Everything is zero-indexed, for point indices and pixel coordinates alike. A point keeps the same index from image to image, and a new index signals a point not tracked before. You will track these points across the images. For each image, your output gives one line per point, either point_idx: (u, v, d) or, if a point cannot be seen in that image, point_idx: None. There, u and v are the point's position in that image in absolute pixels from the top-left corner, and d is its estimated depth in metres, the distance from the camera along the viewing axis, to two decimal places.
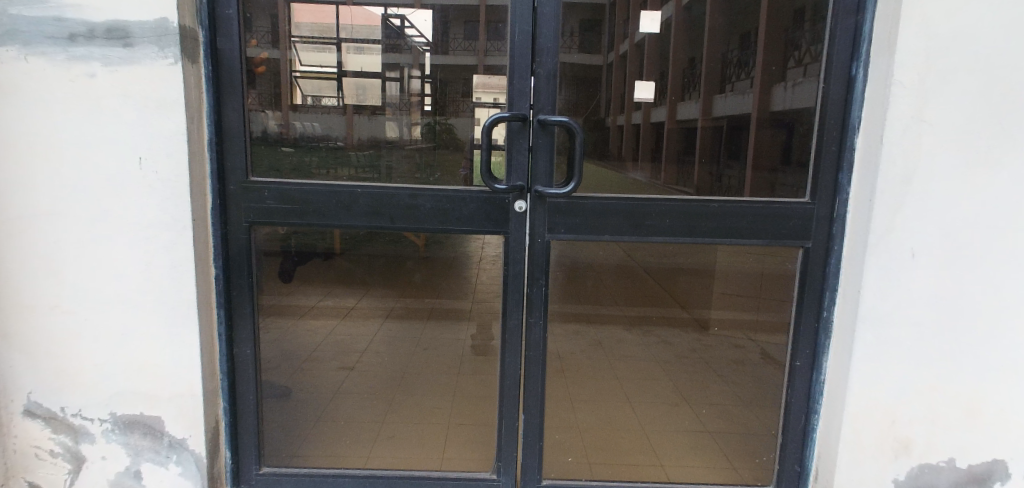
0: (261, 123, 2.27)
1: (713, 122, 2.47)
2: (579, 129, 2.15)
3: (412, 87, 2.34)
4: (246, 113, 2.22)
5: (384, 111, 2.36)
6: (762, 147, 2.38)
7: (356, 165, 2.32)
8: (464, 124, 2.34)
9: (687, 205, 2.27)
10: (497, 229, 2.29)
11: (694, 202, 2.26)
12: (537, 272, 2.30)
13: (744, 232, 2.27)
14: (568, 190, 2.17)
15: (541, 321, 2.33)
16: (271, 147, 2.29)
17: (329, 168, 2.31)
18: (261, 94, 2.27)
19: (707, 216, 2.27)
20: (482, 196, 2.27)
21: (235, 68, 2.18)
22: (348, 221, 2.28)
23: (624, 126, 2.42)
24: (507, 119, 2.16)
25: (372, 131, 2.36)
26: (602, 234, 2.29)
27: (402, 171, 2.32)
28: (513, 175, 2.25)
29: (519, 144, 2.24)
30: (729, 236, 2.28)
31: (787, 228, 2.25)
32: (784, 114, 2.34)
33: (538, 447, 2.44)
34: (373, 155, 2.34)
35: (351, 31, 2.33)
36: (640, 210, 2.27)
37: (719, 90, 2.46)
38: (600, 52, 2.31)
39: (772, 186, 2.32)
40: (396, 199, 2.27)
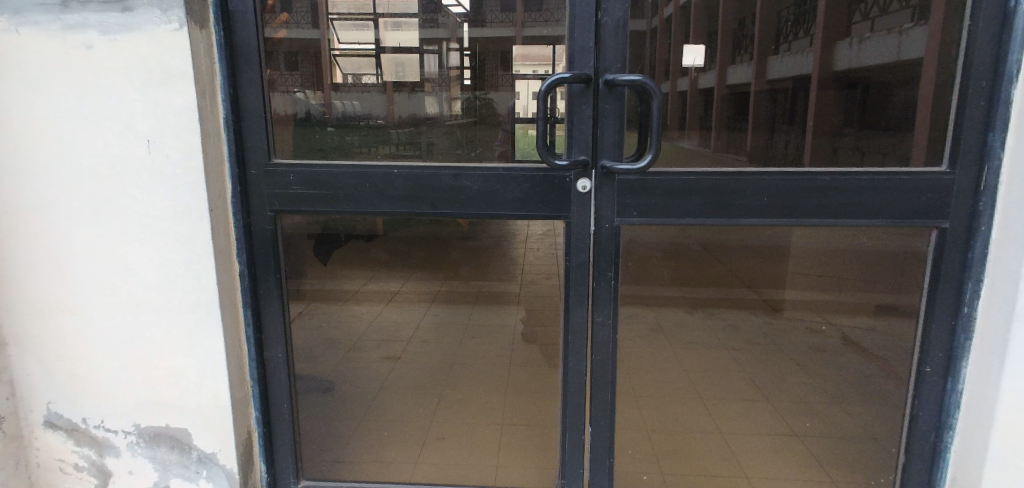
0: (302, 110, 2.07)
1: (764, 89, 2.18)
2: (655, 90, 1.80)
3: (450, 61, 2.07)
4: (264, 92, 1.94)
5: (449, 88, 2.10)
6: (822, 111, 2.19)
7: (400, 142, 2.06)
8: (503, 98, 2.05)
9: (789, 179, 1.91)
10: (557, 212, 1.97)
11: (799, 174, 1.91)
12: (604, 263, 1.97)
13: (859, 210, 1.91)
14: (640, 168, 1.83)
15: (609, 319, 2.01)
16: (313, 128, 2.07)
17: (371, 147, 2.05)
18: (318, 79, 2.08)
19: (813, 193, 1.91)
20: (538, 176, 1.95)
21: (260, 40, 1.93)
22: (382, 208, 1.99)
23: (670, 95, 2.01)
24: (570, 80, 1.83)
25: (411, 109, 2.12)
26: (681, 217, 1.95)
27: (444, 148, 2.05)
28: (574, 147, 1.93)
29: (576, 112, 1.90)
30: (842, 216, 1.92)
31: (920, 204, 1.88)
32: (850, 73, 2.23)
33: (608, 462, 2.13)
34: (413, 131, 2.08)
35: (386, 6, 2.09)
36: (726, 187, 1.93)
37: (772, 50, 2.21)
38: (643, 16, 1.89)
39: (835, 150, 2.03)
40: (438, 182, 1.97)
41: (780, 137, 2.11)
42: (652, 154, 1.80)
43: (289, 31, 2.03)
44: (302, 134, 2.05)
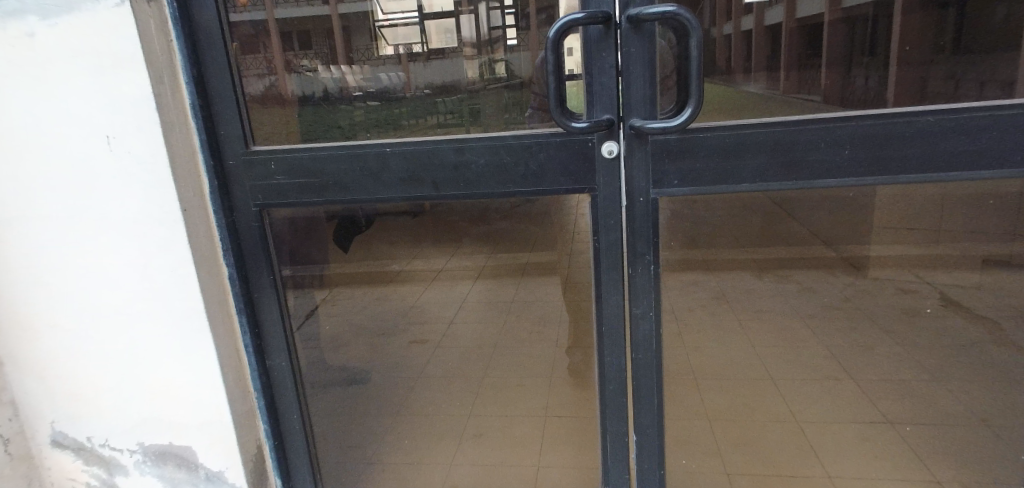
0: (318, 92, 1.78)
1: (841, 17, 1.57)
2: (695, 25, 1.45)
3: (493, 21, 1.68)
4: (259, 71, 1.75)
5: (497, 51, 1.70)
6: (910, 37, 1.57)
7: (440, 111, 1.74)
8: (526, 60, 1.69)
9: (878, 124, 1.51)
10: (580, 185, 1.67)
11: (893, 119, 1.50)
12: (640, 244, 1.66)
13: (975, 159, 1.50)
14: (677, 128, 1.50)
15: (650, 310, 1.70)
16: (321, 107, 1.78)
17: (420, 117, 1.75)
18: (337, 57, 1.76)
19: (912, 141, 1.51)
20: (556, 143, 1.66)
21: (266, 20, 1.74)
22: (379, 194, 1.74)
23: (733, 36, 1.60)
24: (583, 22, 1.50)
25: (438, 76, 1.75)
26: (737, 183, 1.59)
27: (495, 117, 1.71)
28: (595, 105, 1.61)
29: (595, 62, 1.58)
30: (953, 169, 1.51)
31: None
32: None
33: (659, 471, 1.84)
34: (435, 97, 1.75)
35: None
36: (793, 142, 1.54)
37: None
38: None
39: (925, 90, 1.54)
40: (441, 159, 1.71)
41: (858, 76, 1.57)
42: (692, 108, 1.48)
43: (297, 8, 1.75)
44: (314, 118, 1.77)
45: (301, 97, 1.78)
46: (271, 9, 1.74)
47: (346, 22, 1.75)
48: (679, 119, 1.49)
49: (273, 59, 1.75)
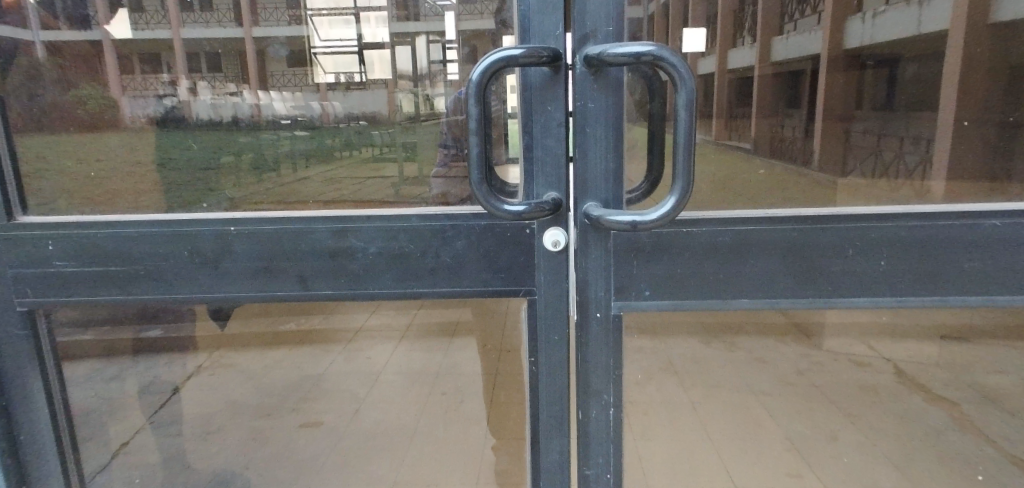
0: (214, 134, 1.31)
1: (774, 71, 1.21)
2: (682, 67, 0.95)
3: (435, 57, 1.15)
4: (158, 92, 1.29)
5: (436, 83, 1.17)
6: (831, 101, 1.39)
7: (373, 142, 1.23)
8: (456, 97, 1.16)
9: (924, 228, 1.08)
10: (513, 289, 1.19)
11: (944, 221, 1.08)
12: (591, 372, 1.20)
13: None
14: (652, 224, 0.99)
15: (603, 458, 1.24)
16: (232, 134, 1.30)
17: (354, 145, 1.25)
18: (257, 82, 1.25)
19: (967, 253, 1.09)
20: (481, 229, 1.17)
21: (169, 39, 1.25)
22: (219, 290, 1.21)
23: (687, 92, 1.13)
24: (520, 62, 1.03)
25: (361, 110, 1.21)
26: (732, 297, 1.13)
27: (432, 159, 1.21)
28: (537, 178, 1.13)
29: (538, 117, 1.11)
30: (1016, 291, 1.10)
31: None
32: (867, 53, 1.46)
33: None
34: (359, 131, 1.23)
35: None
36: (808, 245, 1.10)
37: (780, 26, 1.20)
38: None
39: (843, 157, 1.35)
40: (308, 245, 1.19)
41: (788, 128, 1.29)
42: (675, 196, 0.98)
43: (208, 25, 1.24)
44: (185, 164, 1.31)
45: (211, 127, 1.32)
46: (177, 26, 1.24)
47: (265, 45, 1.23)
48: (658, 211, 0.99)
49: (177, 80, 1.28)
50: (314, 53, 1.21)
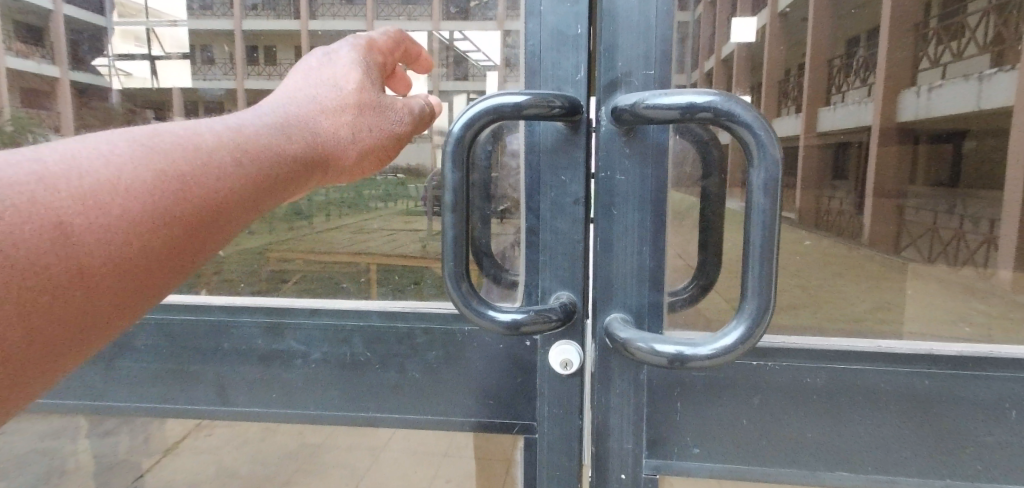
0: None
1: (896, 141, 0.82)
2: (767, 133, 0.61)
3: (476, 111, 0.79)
4: None
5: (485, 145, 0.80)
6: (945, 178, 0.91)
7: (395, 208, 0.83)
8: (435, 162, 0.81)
9: None
10: (505, 423, 0.87)
11: None
12: None
13: None
14: (707, 363, 0.65)
15: None
16: None
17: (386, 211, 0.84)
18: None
19: None
20: (460, 337, 0.86)
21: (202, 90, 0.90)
22: (109, 394, 0.93)
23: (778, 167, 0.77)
24: (524, 112, 0.73)
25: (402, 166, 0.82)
26: (812, 458, 0.79)
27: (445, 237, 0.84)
28: (544, 272, 0.83)
29: (549, 189, 0.81)
30: None
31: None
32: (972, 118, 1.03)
33: None
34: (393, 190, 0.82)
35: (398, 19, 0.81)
36: (923, 399, 0.77)
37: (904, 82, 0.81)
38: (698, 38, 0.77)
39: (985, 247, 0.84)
40: (232, 345, 0.90)
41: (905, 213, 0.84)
42: (742, 326, 0.63)
43: (268, 81, 0.86)
44: None
45: None
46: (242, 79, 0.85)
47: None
48: (715, 342, 0.64)
49: None
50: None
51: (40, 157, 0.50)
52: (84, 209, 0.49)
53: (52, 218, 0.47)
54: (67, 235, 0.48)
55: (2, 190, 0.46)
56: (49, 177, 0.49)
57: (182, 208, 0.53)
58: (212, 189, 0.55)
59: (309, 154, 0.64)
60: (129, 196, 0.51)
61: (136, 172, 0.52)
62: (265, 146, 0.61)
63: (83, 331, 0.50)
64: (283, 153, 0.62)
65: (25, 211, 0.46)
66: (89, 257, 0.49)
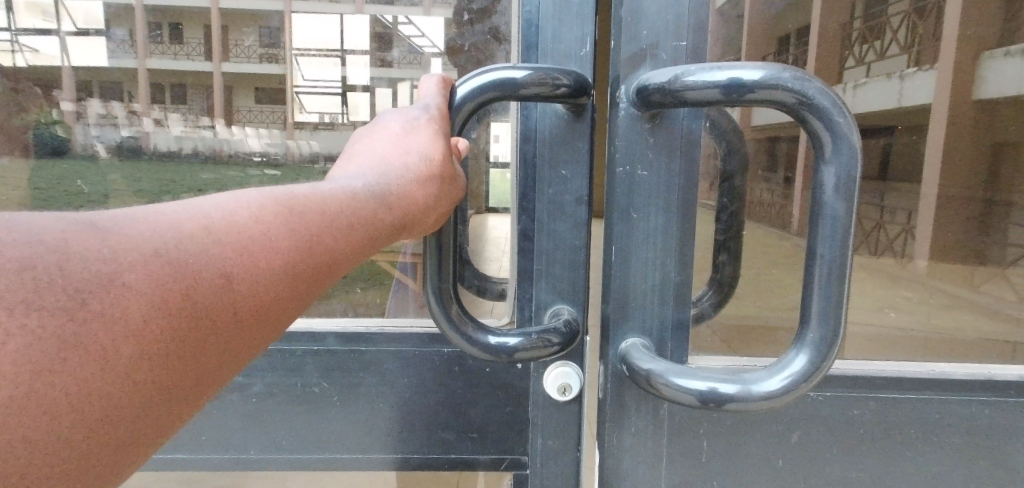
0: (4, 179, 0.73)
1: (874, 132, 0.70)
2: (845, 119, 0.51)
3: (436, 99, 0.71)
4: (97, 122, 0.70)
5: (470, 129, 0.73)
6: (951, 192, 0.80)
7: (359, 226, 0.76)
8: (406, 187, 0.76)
9: None
10: (489, 458, 0.79)
11: None
12: None
13: None
14: (762, 405, 0.55)
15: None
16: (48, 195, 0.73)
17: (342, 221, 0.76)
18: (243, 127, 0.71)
19: None
20: (444, 357, 0.78)
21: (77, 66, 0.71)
22: None
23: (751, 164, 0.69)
24: (520, 92, 0.61)
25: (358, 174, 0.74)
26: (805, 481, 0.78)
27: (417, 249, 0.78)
28: (540, 283, 0.75)
29: (547, 186, 0.73)
30: None
31: None
32: None
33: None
34: None
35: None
36: (923, 421, 0.76)
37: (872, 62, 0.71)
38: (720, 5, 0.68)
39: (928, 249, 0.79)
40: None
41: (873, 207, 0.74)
42: (804, 361, 0.54)
43: (177, 62, 0.70)
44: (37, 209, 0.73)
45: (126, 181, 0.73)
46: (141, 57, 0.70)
47: (258, 92, 0.70)
48: (769, 380, 0.55)
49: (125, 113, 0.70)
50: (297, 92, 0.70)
51: (152, 216, 0.43)
52: (210, 275, 0.42)
53: (183, 285, 0.40)
54: (196, 306, 0.40)
55: (138, 229, 0.41)
56: (173, 229, 0.42)
57: (298, 275, 0.47)
58: (323, 255, 0.49)
59: (415, 212, 0.58)
60: (251, 261, 0.44)
61: (266, 222, 0.47)
62: (376, 206, 0.55)
63: (194, 393, 0.41)
64: (393, 213, 0.56)
65: (154, 275, 0.39)
66: (210, 328, 0.41)
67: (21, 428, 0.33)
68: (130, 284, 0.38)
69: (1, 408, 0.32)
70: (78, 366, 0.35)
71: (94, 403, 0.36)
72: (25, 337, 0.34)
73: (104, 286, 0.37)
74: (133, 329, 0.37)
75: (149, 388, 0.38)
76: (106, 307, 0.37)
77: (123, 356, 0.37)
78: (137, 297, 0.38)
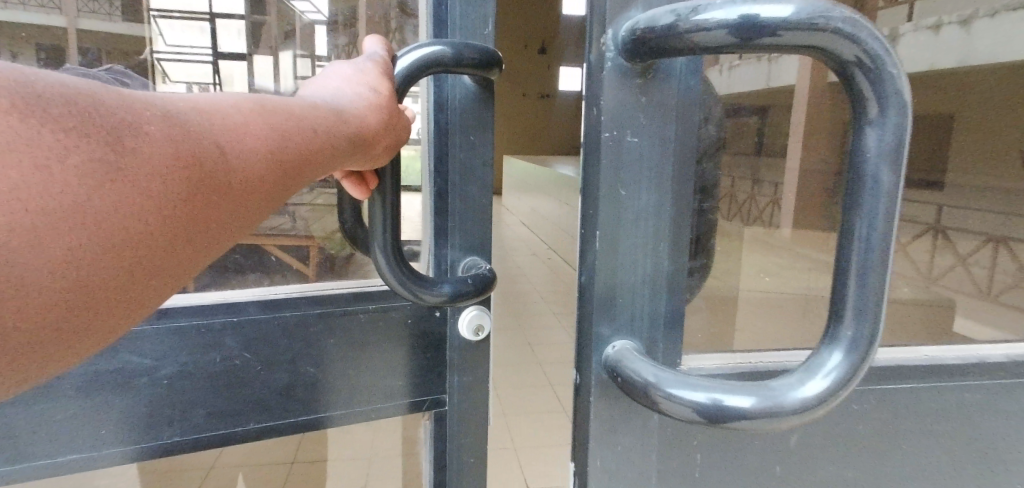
0: None
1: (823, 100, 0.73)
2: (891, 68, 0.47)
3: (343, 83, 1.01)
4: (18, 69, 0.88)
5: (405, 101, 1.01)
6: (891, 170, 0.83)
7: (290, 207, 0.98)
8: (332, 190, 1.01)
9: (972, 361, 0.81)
10: (416, 402, 1.09)
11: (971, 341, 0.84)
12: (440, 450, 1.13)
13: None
14: (796, 417, 0.50)
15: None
16: None
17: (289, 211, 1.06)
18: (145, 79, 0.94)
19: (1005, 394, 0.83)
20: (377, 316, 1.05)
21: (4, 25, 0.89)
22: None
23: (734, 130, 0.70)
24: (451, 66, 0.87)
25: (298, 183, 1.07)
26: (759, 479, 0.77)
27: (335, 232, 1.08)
28: (453, 241, 1.05)
29: (456, 151, 1.02)
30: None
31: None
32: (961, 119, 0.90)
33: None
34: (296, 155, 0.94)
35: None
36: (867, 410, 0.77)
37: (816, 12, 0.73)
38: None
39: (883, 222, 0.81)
40: (134, 354, 0.92)
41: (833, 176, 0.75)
42: (838, 365, 0.50)
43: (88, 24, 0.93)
44: None
45: None
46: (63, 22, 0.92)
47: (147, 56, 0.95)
48: (806, 386, 0.50)
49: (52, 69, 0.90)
50: (160, 61, 0.96)
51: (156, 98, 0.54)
52: (208, 145, 0.54)
53: (191, 146, 0.52)
54: (203, 165, 0.52)
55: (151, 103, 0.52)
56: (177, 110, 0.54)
57: (270, 161, 0.60)
58: (287, 149, 0.62)
59: (358, 136, 0.73)
60: (235, 143, 0.57)
61: (244, 122, 0.59)
62: (323, 124, 0.68)
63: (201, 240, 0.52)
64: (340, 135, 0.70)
65: (172, 133, 0.51)
66: (214, 187, 0.53)
67: (85, 224, 0.44)
68: (155, 133, 0.49)
69: (80, 210, 0.43)
70: (111, 187, 0.45)
71: (136, 220, 0.46)
72: (85, 149, 0.44)
73: (137, 132, 0.48)
74: (161, 170, 0.48)
75: (174, 221, 0.49)
76: (138, 146, 0.47)
77: (156, 186, 0.48)
78: (164, 145, 0.49)
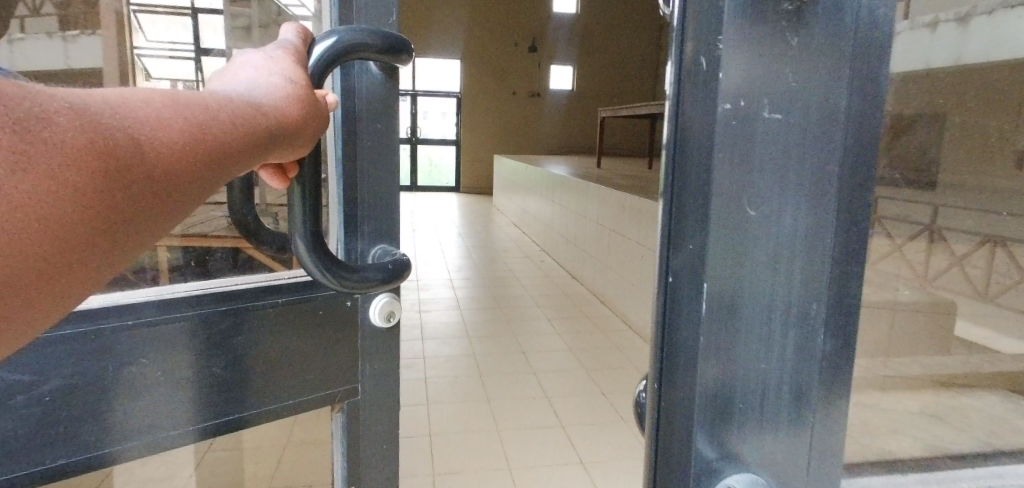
0: None
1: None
2: None
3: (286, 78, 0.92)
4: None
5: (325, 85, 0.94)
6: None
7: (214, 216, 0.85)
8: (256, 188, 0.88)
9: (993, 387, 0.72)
10: (329, 394, 0.99)
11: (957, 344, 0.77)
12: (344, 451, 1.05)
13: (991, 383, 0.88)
14: None
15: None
16: None
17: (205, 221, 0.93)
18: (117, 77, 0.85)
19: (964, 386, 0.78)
20: (288, 310, 0.94)
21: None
22: None
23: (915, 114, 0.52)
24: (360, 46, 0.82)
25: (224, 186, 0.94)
26: None
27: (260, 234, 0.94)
28: (364, 230, 1.00)
29: (366, 135, 0.97)
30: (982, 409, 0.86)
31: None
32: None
33: None
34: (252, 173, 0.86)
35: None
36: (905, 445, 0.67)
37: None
38: None
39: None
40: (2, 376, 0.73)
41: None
42: None
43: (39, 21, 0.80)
44: None
45: None
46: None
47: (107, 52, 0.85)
48: None
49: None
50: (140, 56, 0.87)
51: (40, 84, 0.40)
52: (122, 134, 0.41)
53: (98, 138, 0.39)
54: (119, 163, 0.40)
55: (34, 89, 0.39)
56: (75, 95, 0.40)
57: (207, 150, 0.46)
58: (224, 136, 0.48)
59: (286, 121, 0.56)
60: (157, 129, 0.43)
61: (159, 105, 0.44)
62: (252, 111, 0.52)
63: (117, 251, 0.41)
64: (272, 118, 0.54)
65: (76, 123, 0.38)
66: (137, 186, 0.41)
67: None
68: (53, 126, 0.37)
69: None
70: (25, 183, 0.35)
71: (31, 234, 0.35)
72: None
73: (26, 123, 0.36)
74: (60, 170, 0.37)
75: (83, 234, 0.38)
76: (31, 145, 0.36)
77: (57, 192, 0.36)
78: (62, 138, 0.37)
